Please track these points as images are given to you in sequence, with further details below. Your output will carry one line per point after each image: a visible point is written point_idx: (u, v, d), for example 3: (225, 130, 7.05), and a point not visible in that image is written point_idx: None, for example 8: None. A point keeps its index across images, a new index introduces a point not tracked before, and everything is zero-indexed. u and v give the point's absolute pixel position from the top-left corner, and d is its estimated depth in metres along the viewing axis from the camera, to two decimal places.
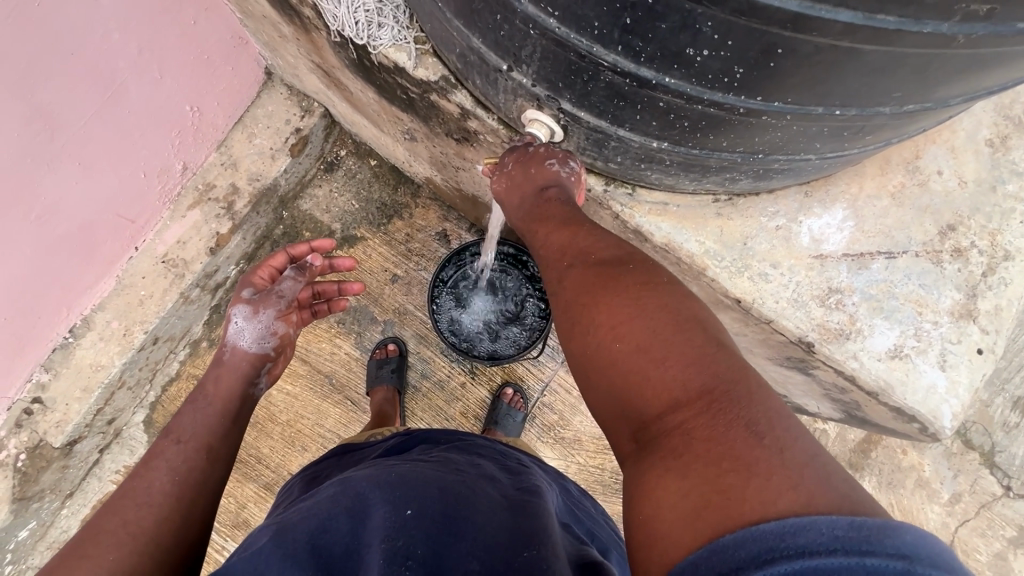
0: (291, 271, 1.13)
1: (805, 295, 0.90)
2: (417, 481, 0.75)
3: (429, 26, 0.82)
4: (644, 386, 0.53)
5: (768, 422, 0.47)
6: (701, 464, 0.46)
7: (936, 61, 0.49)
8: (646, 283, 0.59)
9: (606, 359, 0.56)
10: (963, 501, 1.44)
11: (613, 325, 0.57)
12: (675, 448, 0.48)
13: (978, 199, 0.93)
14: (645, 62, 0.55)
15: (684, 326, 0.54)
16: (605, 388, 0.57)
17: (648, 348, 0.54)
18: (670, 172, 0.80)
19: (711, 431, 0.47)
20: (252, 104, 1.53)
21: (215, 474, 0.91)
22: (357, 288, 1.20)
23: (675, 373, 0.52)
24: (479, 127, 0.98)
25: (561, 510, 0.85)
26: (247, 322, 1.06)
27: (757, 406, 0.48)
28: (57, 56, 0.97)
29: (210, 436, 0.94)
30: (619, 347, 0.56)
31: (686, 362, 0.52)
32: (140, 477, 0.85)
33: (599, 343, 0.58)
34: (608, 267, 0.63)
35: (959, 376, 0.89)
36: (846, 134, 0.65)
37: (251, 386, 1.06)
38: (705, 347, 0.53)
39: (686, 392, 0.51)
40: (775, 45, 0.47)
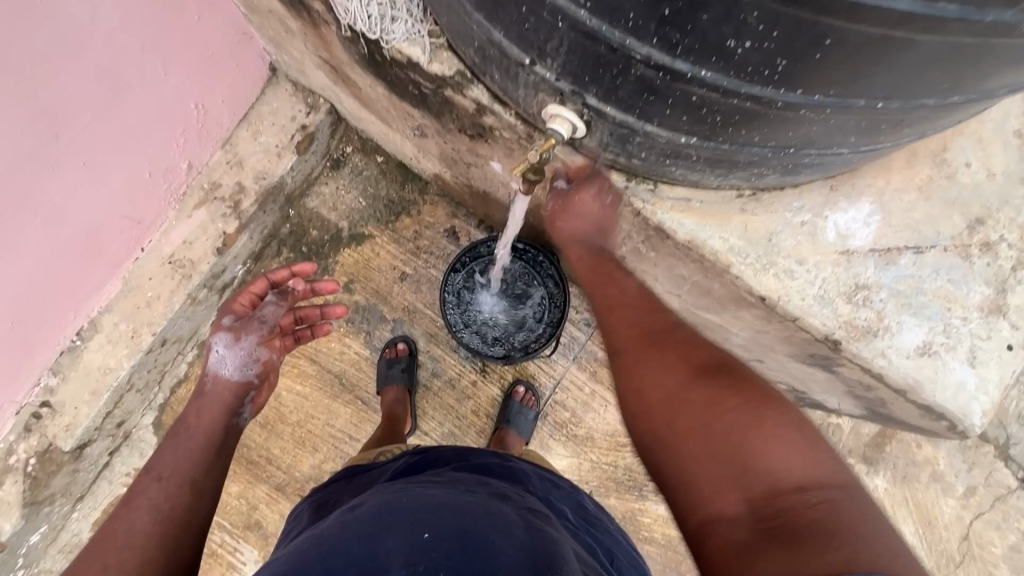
0: (272, 297, 1.17)
1: (831, 292, 0.88)
2: (432, 503, 0.74)
3: (446, 20, 0.80)
4: (768, 464, 0.62)
5: (864, 517, 0.57)
6: (830, 529, 0.56)
7: (991, 51, 0.47)
8: (756, 385, 0.70)
9: (725, 433, 0.65)
10: (978, 494, 1.43)
11: (733, 408, 0.67)
12: (802, 519, 0.58)
13: (1008, 191, 0.91)
14: (682, 55, 0.53)
15: (799, 429, 0.65)
16: (714, 457, 0.64)
17: (770, 435, 0.64)
18: (696, 168, 0.78)
19: (838, 511, 0.58)
20: (256, 101, 1.50)
21: (201, 510, 0.88)
22: (340, 310, 1.19)
23: (799, 463, 0.62)
24: (496, 123, 0.95)
25: (576, 530, 0.83)
26: (228, 350, 1.09)
27: (870, 506, 0.60)
28: (59, 55, 0.94)
29: (193, 471, 0.92)
30: (737, 425, 0.65)
31: (808, 455, 0.63)
32: (122, 517, 0.83)
33: (711, 414, 0.67)
34: (715, 360, 0.74)
35: (989, 373, 0.87)
36: (883, 128, 0.63)
37: (234, 415, 1.06)
38: (816, 444, 0.64)
39: (811, 478, 0.61)
40: (824, 36, 0.45)
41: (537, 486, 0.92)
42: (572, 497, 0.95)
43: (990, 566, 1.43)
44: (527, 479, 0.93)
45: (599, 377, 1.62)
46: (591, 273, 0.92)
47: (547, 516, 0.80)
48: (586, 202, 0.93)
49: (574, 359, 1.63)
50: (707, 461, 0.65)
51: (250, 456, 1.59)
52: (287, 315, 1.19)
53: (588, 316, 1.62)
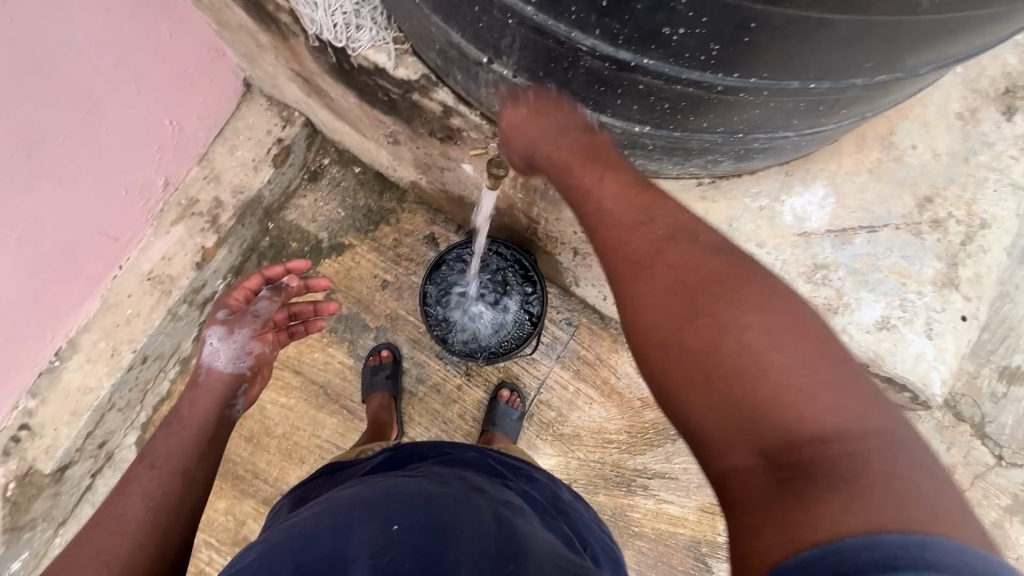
0: (267, 291, 1.13)
1: (792, 272, 0.91)
2: (404, 495, 0.75)
3: (408, 25, 0.83)
4: (780, 403, 0.49)
5: (890, 456, 0.46)
6: (854, 489, 0.44)
7: (903, 29, 0.50)
8: (770, 295, 0.54)
9: (726, 365, 0.52)
10: (958, 472, 1.47)
11: (739, 334, 0.52)
12: (821, 474, 0.46)
13: (953, 170, 0.95)
14: (624, 44, 0.56)
15: (816, 337, 0.51)
16: (718, 400, 0.52)
17: (790, 367, 0.50)
18: (654, 157, 0.82)
19: (870, 464, 0.46)
20: (231, 117, 1.52)
21: (193, 498, 0.90)
22: (333, 308, 1.15)
23: (825, 401, 0.48)
24: (462, 124, 0.98)
25: (548, 519, 0.85)
26: (222, 343, 1.08)
27: (917, 456, 0.47)
28: (31, 72, 0.96)
29: (186, 460, 0.94)
30: (745, 355, 0.51)
31: (837, 388, 0.49)
32: (115, 504, 0.85)
33: (710, 345, 0.53)
34: (718, 264, 0.57)
35: (946, 343, 0.91)
36: (822, 109, 0.67)
37: (227, 407, 1.06)
38: (846, 368, 0.50)
39: (839, 424, 0.48)
40: (749, 20, 0.48)
41: (512, 478, 0.93)
42: (548, 487, 0.96)
43: None
44: (504, 471, 0.94)
45: (583, 375, 1.64)
46: (567, 159, 0.69)
47: (519, 507, 0.82)
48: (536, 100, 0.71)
49: (557, 358, 1.64)
50: (710, 404, 0.52)
51: (236, 471, 1.58)
52: (281, 311, 1.18)
53: (568, 315, 1.64)
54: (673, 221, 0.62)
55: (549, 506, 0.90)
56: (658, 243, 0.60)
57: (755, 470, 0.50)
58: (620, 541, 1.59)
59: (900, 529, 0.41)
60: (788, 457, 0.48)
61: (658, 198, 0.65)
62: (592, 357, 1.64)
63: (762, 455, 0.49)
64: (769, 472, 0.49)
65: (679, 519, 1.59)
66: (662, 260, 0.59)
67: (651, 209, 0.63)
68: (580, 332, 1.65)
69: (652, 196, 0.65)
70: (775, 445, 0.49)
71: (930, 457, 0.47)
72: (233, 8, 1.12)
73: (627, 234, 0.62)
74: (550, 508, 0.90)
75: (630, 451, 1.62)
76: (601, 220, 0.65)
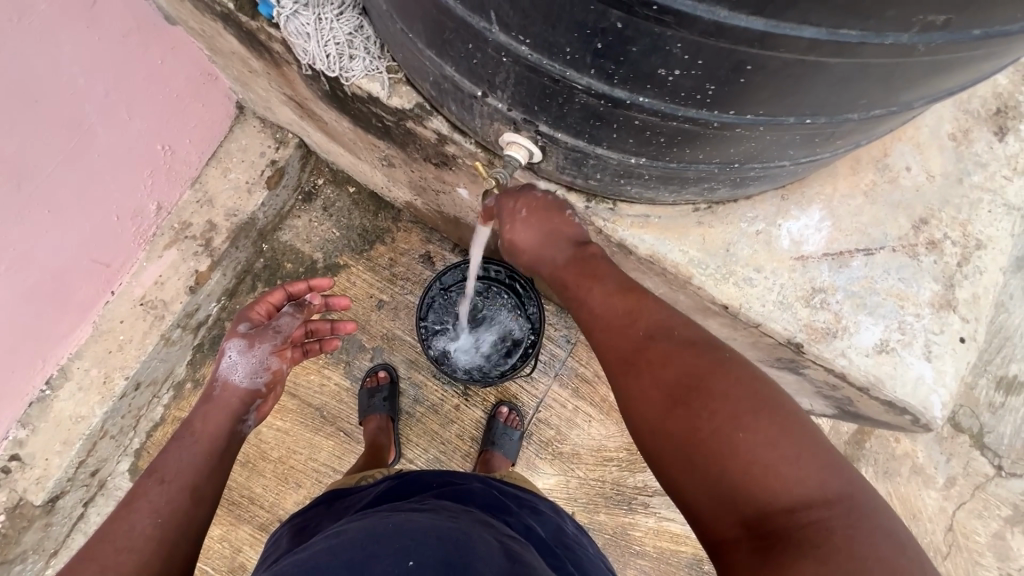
0: (289, 307, 1.15)
1: (790, 297, 0.91)
2: (417, 530, 0.73)
3: (402, 56, 0.83)
4: (758, 481, 0.59)
5: (858, 522, 0.56)
6: (819, 549, 0.54)
7: (898, 69, 0.50)
8: (737, 384, 0.64)
9: (707, 449, 0.61)
10: (959, 484, 1.46)
11: (713, 423, 0.62)
12: (797, 540, 0.55)
13: (947, 191, 0.96)
14: (619, 84, 0.56)
15: (784, 421, 0.61)
16: (704, 479, 0.61)
17: (757, 447, 0.60)
18: (650, 186, 0.81)
19: (829, 525, 0.56)
20: (224, 139, 1.51)
21: (200, 516, 0.88)
22: (350, 328, 1.16)
23: (788, 474, 0.59)
24: (457, 151, 0.98)
25: (552, 556, 0.83)
26: (241, 356, 1.06)
27: (864, 512, 0.57)
28: (20, 103, 0.95)
29: (195, 476, 0.92)
30: (721, 439, 0.61)
31: (796, 460, 0.59)
32: (121, 520, 0.83)
33: (691, 431, 0.63)
34: (693, 359, 0.67)
35: (945, 366, 0.91)
36: (817, 140, 0.67)
37: (238, 423, 1.03)
38: (802, 442, 0.61)
39: (800, 492, 0.58)
40: (744, 62, 0.48)
41: (517, 510, 0.91)
42: (552, 520, 0.95)
43: (976, 557, 1.45)
44: (507, 504, 0.92)
45: (581, 394, 1.63)
46: (564, 281, 0.83)
47: (527, 544, 0.80)
48: (527, 203, 0.88)
49: (555, 376, 1.63)
50: (698, 482, 0.62)
51: (231, 497, 1.56)
52: (300, 328, 1.17)
53: (566, 332, 1.63)
54: (653, 323, 0.73)
55: (552, 540, 0.88)
56: (648, 338, 0.72)
57: (739, 537, 0.59)
58: (621, 561, 1.57)
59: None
60: (765, 524, 0.58)
61: (640, 295, 0.76)
62: (590, 374, 1.63)
63: (744, 525, 0.59)
64: (751, 539, 0.58)
65: (681, 537, 1.58)
66: (648, 358, 0.70)
67: (635, 311, 0.75)
68: (577, 349, 1.64)
69: (637, 295, 0.77)
70: (753, 514, 0.59)
71: (877, 511, 0.58)
72: (225, 35, 1.11)
73: (616, 337, 0.74)
74: (554, 543, 0.88)
75: (630, 469, 1.61)
76: (593, 323, 0.77)
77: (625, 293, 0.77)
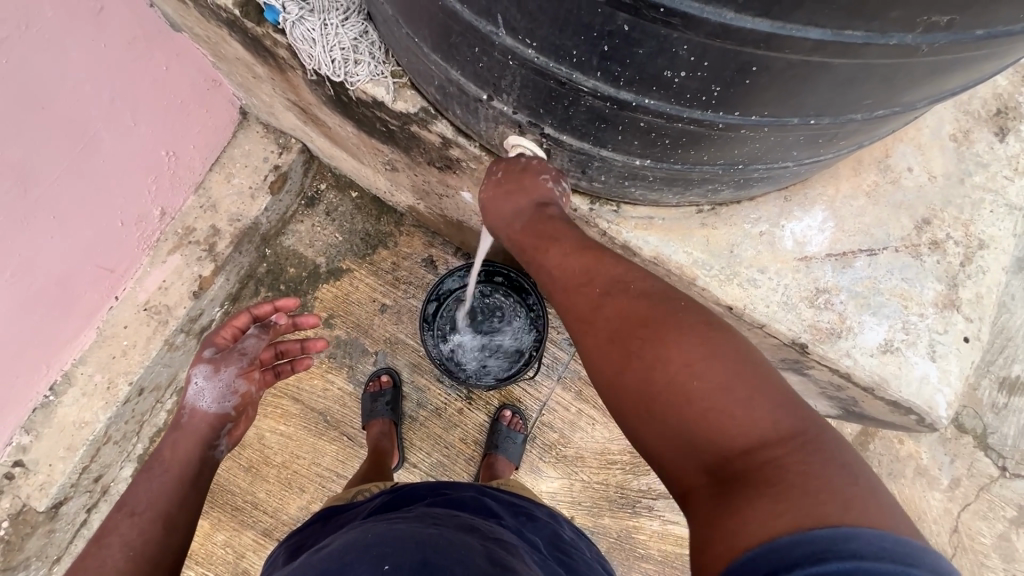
0: (255, 329, 1.13)
1: (794, 297, 0.91)
2: (395, 537, 0.73)
3: (406, 60, 0.83)
4: (715, 425, 0.53)
5: (827, 464, 0.49)
6: (776, 492, 0.47)
7: (902, 69, 0.51)
8: (694, 329, 0.58)
9: (664, 396, 0.56)
10: (963, 485, 1.46)
11: (668, 368, 0.57)
12: (754, 482, 0.49)
13: (949, 191, 0.96)
14: (625, 85, 0.56)
15: (744, 363, 0.55)
16: (664, 428, 0.56)
17: (713, 391, 0.54)
18: (654, 187, 0.82)
19: (789, 467, 0.49)
20: (228, 145, 1.52)
21: (174, 545, 0.89)
22: (320, 345, 1.16)
23: (744, 415, 0.53)
24: (462, 154, 0.99)
25: (543, 558, 0.82)
26: (207, 382, 1.05)
27: (833, 453, 0.50)
28: (25, 109, 0.96)
29: (169, 504, 0.93)
30: (676, 385, 0.56)
31: (755, 401, 0.53)
32: (93, 555, 0.84)
33: (648, 378, 0.57)
34: (650, 307, 0.62)
35: (950, 365, 0.91)
36: (821, 141, 0.67)
37: (210, 449, 1.03)
38: (764, 383, 0.54)
39: (761, 434, 0.52)
40: (750, 64, 0.49)
41: (510, 518, 0.90)
42: (548, 526, 0.94)
43: (982, 558, 1.44)
44: (502, 512, 0.91)
45: (585, 397, 1.63)
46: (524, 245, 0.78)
47: (513, 546, 0.79)
48: (506, 168, 0.81)
49: (558, 379, 1.63)
50: (658, 431, 0.57)
51: (234, 502, 1.55)
52: (266, 349, 1.16)
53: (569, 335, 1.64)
54: (610, 278, 0.68)
55: (545, 545, 0.88)
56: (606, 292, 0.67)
57: (702, 488, 0.53)
58: (626, 564, 1.57)
59: (823, 525, 0.43)
60: (726, 470, 0.52)
61: (597, 255, 0.71)
62: None
63: (707, 472, 0.53)
64: (712, 490, 0.52)
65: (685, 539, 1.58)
66: (608, 314, 0.64)
67: (592, 269, 0.70)
68: None
69: (594, 254, 0.72)
70: (713, 461, 0.53)
71: (846, 454, 0.51)
72: (230, 41, 1.12)
73: (572, 292, 0.70)
74: (548, 548, 0.87)
75: (634, 472, 1.60)
76: (552, 286, 0.73)
77: (587, 253, 0.72)
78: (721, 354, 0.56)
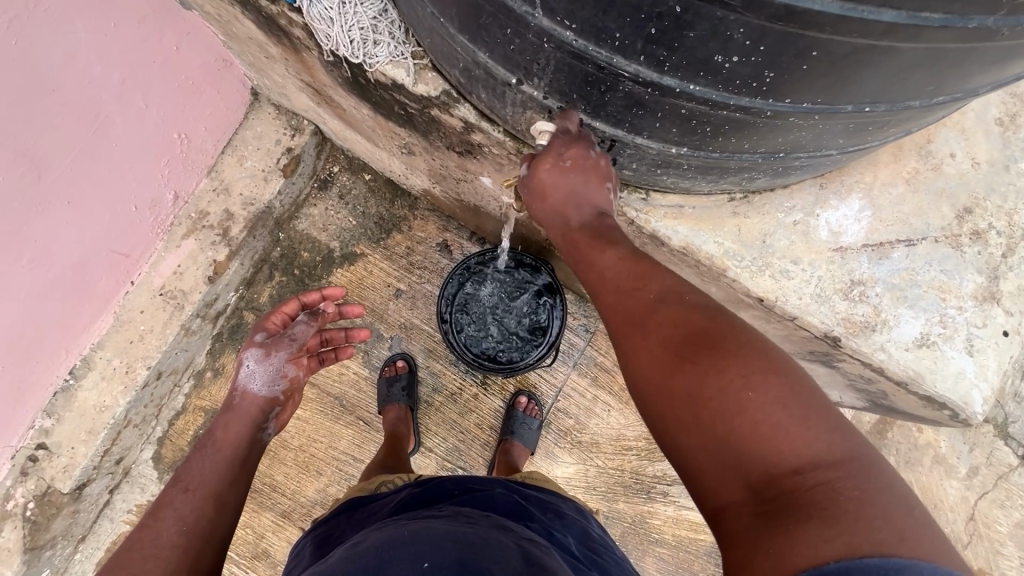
0: (303, 316, 1.15)
1: (828, 289, 0.88)
2: (432, 534, 0.73)
3: (429, 42, 0.80)
4: (767, 443, 0.50)
5: (881, 494, 0.47)
6: (827, 517, 0.46)
7: (973, 54, 0.47)
8: (749, 343, 0.55)
9: (712, 409, 0.53)
10: (982, 474, 1.45)
11: (719, 378, 0.53)
12: (802, 505, 0.47)
13: (993, 178, 0.92)
14: (669, 71, 0.53)
15: (797, 383, 0.52)
16: (708, 440, 0.53)
17: (766, 406, 0.51)
18: (687, 176, 0.79)
19: (839, 491, 0.47)
20: (240, 127, 1.49)
21: (223, 524, 0.87)
22: (364, 335, 1.16)
23: (798, 435, 0.50)
24: (484, 140, 0.95)
25: (577, 557, 0.82)
26: (258, 365, 1.06)
27: (882, 478, 0.49)
28: (37, 93, 0.93)
29: (218, 485, 0.91)
30: (726, 398, 0.52)
31: (809, 421, 0.50)
32: (150, 527, 0.83)
33: (696, 389, 0.54)
34: (701, 317, 0.58)
35: (987, 360, 0.88)
36: (870, 129, 0.64)
37: (259, 431, 1.04)
38: (818, 402, 0.52)
39: (813, 454, 0.49)
40: (810, 48, 0.45)
41: (540, 515, 0.90)
42: (577, 524, 0.94)
43: (997, 546, 1.43)
44: (531, 508, 0.91)
45: (600, 382, 1.62)
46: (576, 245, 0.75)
47: (548, 547, 0.78)
48: (552, 157, 0.73)
49: (574, 365, 1.62)
50: (702, 445, 0.54)
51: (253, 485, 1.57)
52: (314, 336, 1.18)
53: (585, 321, 1.62)
54: (662, 285, 0.63)
55: (577, 543, 0.88)
56: (654, 296, 0.62)
57: (740, 503, 0.51)
58: (640, 549, 1.57)
59: (876, 554, 0.43)
60: (770, 490, 0.49)
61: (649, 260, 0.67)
62: (609, 363, 1.62)
63: (747, 489, 0.51)
64: (754, 506, 0.50)
65: (700, 525, 1.58)
66: (654, 319, 0.60)
67: (644, 272, 0.66)
68: (597, 339, 1.63)
69: (644, 261, 0.68)
70: (757, 478, 0.50)
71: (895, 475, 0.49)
72: (242, 20, 1.08)
73: (625, 296, 0.65)
74: (579, 547, 0.87)
75: (649, 458, 1.60)
76: (601, 286, 0.69)
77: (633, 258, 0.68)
78: (779, 370, 0.52)
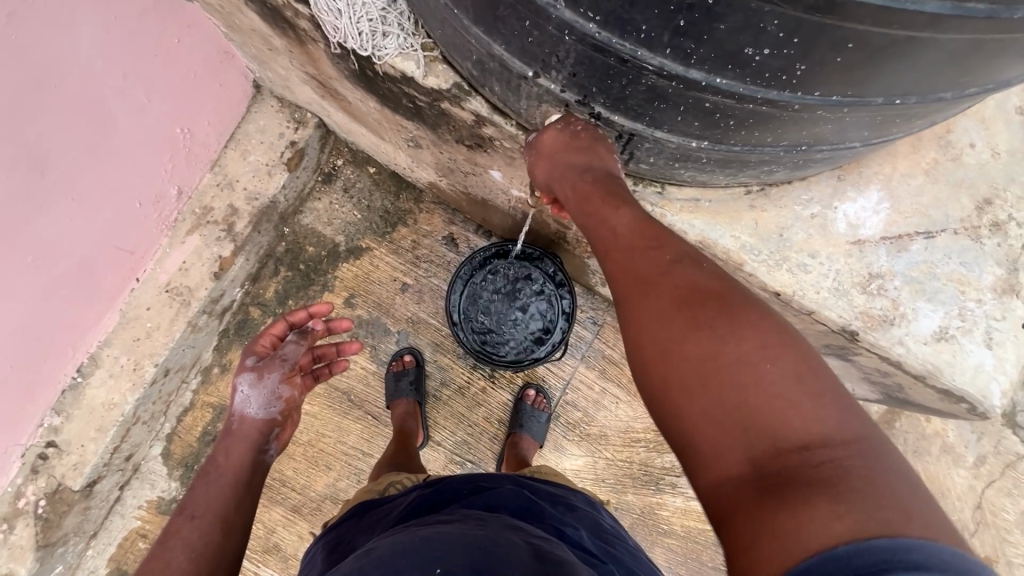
0: (293, 335, 1.12)
1: (846, 283, 0.87)
2: (443, 540, 0.72)
3: (441, 34, 0.78)
4: (775, 415, 0.50)
5: (891, 477, 0.46)
6: (836, 494, 0.45)
7: (1014, 43, 0.46)
8: (763, 316, 0.55)
9: (724, 377, 0.53)
10: (989, 463, 1.45)
11: (735, 346, 0.53)
12: (809, 481, 0.46)
13: (1013, 168, 0.91)
14: (696, 64, 0.51)
15: (809, 360, 0.53)
16: (714, 408, 0.52)
17: (778, 379, 0.51)
18: (705, 169, 0.77)
19: (848, 470, 0.47)
20: (242, 120, 1.46)
21: (233, 549, 0.89)
22: (356, 349, 1.13)
23: (808, 411, 0.50)
24: (496, 133, 0.94)
25: (590, 549, 0.82)
26: (252, 390, 1.05)
27: (891, 462, 0.48)
28: (38, 89, 0.91)
29: (225, 508, 0.93)
30: (737, 367, 0.52)
31: (820, 399, 0.50)
32: (159, 557, 0.85)
33: (711, 354, 0.54)
34: (716, 285, 0.59)
35: (1006, 353, 0.87)
36: (897, 121, 0.62)
37: (261, 452, 1.04)
38: (829, 382, 0.52)
39: (821, 432, 0.49)
40: (847, 40, 0.44)
41: (551, 509, 0.90)
42: (589, 516, 0.94)
43: (1005, 535, 1.44)
44: (542, 502, 0.91)
45: (609, 375, 1.62)
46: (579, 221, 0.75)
47: (559, 542, 0.78)
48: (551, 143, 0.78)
49: (582, 358, 1.62)
50: (707, 412, 0.53)
51: None
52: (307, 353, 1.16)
53: (593, 314, 1.61)
54: (679, 250, 0.63)
55: (591, 535, 0.88)
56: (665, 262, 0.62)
57: (741, 476, 0.50)
58: (649, 540, 1.58)
59: (885, 534, 0.41)
60: (774, 465, 0.49)
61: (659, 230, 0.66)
62: (617, 356, 1.62)
63: (749, 463, 0.50)
64: (757, 481, 0.49)
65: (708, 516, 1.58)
66: (665, 282, 0.60)
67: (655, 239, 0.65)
68: (605, 331, 1.62)
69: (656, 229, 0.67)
70: (761, 452, 0.49)
71: (903, 463, 0.49)
72: (246, 12, 1.06)
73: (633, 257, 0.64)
74: (593, 538, 0.87)
75: (657, 450, 1.60)
76: (613, 244, 0.67)
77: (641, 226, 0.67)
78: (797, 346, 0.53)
